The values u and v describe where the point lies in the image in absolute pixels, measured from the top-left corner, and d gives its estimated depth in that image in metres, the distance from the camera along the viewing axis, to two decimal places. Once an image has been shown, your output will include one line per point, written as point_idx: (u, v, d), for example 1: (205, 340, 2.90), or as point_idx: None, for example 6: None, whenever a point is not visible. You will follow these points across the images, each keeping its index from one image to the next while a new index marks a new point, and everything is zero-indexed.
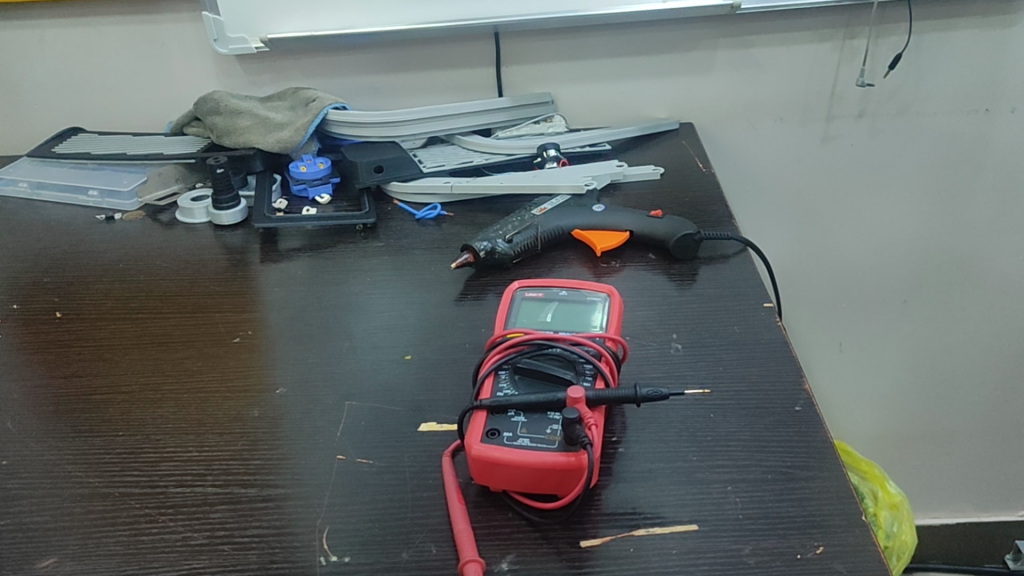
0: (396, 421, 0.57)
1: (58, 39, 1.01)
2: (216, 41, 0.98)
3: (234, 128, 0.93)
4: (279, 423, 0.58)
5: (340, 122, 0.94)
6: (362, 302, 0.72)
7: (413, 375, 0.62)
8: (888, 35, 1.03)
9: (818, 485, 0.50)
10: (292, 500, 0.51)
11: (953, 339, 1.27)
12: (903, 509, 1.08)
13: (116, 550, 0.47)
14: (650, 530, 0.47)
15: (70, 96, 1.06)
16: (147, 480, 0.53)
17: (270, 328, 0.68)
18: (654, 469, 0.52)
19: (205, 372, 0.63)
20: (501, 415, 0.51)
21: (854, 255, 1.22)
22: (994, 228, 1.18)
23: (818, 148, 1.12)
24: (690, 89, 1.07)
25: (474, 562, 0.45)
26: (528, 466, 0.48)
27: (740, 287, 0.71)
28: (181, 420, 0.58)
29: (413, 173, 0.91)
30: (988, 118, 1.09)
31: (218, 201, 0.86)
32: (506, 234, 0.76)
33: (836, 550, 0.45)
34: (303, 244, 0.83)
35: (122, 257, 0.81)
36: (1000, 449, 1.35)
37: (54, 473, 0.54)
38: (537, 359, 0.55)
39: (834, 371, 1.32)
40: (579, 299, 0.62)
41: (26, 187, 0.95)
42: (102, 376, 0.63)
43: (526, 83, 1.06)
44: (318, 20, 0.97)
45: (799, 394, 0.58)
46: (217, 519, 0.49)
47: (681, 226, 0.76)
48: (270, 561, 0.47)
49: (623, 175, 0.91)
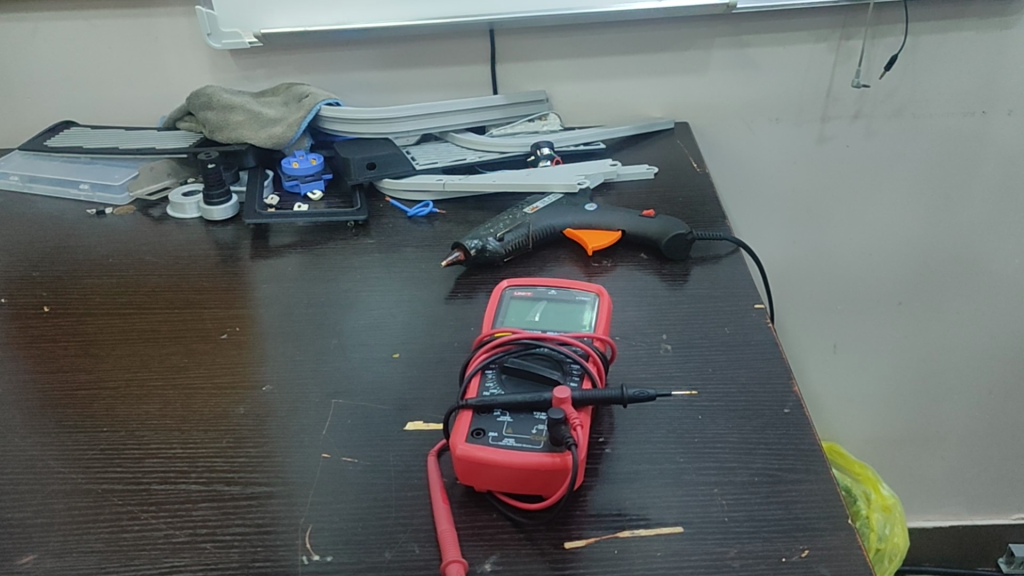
0: (383, 419, 0.57)
1: (51, 32, 1.01)
2: (210, 35, 0.97)
3: (227, 123, 0.92)
4: (265, 421, 0.57)
5: (335, 118, 0.94)
6: (352, 299, 0.72)
7: (400, 373, 0.61)
8: (884, 36, 1.02)
9: (805, 488, 0.50)
10: (276, 498, 0.51)
11: (947, 340, 1.26)
12: (896, 512, 1.08)
13: (98, 547, 0.47)
14: (634, 532, 0.47)
15: (64, 90, 1.05)
16: (131, 476, 0.52)
17: (259, 325, 0.68)
18: (640, 470, 0.51)
19: (192, 367, 0.63)
20: (487, 415, 0.51)
21: (850, 257, 1.22)
22: (989, 230, 1.17)
23: (813, 149, 1.12)
24: (685, 88, 1.07)
25: (457, 562, 0.45)
26: (513, 466, 0.47)
27: (731, 287, 0.71)
28: (167, 418, 0.58)
29: (405, 170, 0.90)
30: (986, 119, 1.09)
31: (209, 196, 0.85)
32: (497, 233, 0.76)
33: (821, 554, 0.45)
34: (294, 240, 0.82)
35: (112, 253, 0.81)
36: (996, 452, 1.35)
37: (37, 468, 0.53)
38: (524, 359, 0.54)
39: (829, 371, 1.32)
40: (567, 299, 0.62)
41: (17, 180, 0.94)
42: (87, 372, 0.62)
43: (520, 80, 1.05)
44: (312, 14, 0.96)
45: (787, 395, 0.57)
46: (200, 517, 0.49)
47: (673, 226, 0.76)
48: (252, 559, 0.46)
49: (616, 173, 0.91)
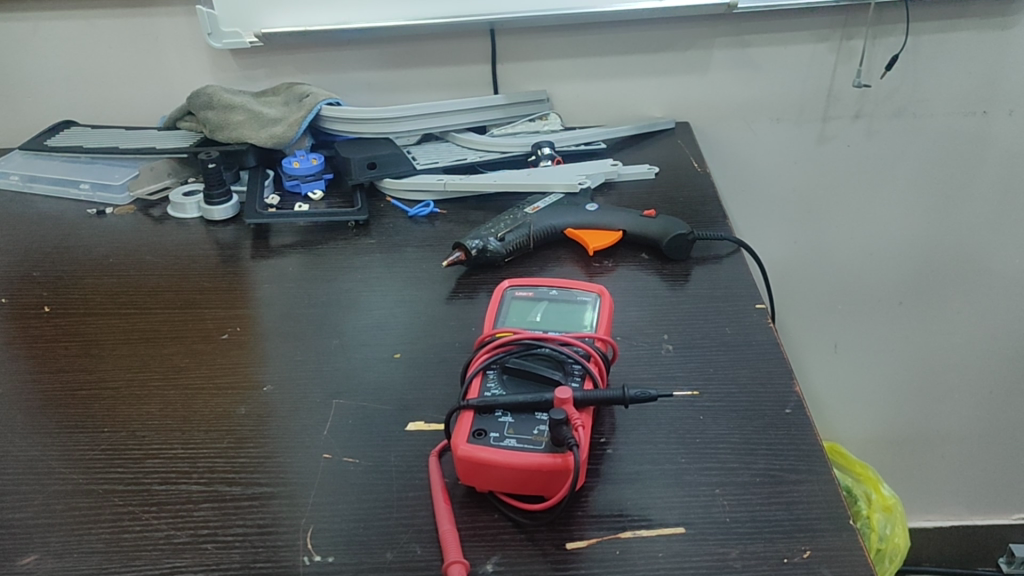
0: (384, 419, 0.57)
1: (52, 32, 1.01)
2: (210, 35, 0.97)
3: (228, 123, 0.92)
4: (266, 421, 0.57)
5: (335, 118, 0.94)
6: (352, 299, 0.72)
7: (401, 374, 0.61)
8: (885, 36, 1.02)
9: (806, 488, 0.50)
10: (277, 499, 0.50)
11: (948, 340, 1.26)
12: (897, 512, 1.08)
13: (99, 547, 0.47)
14: (636, 533, 0.47)
15: (64, 90, 1.05)
16: (132, 477, 0.52)
17: (260, 325, 0.68)
18: (642, 471, 0.51)
19: (192, 368, 0.63)
20: (488, 415, 0.51)
21: (850, 257, 1.22)
22: (990, 229, 1.17)
23: (814, 148, 1.12)
24: (686, 88, 1.07)
25: (459, 563, 0.45)
26: (514, 467, 0.47)
27: (732, 288, 0.71)
28: (167, 418, 0.57)
29: (406, 170, 0.90)
30: (986, 119, 1.09)
31: (210, 196, 0.85)
32: (498, 233, 0.76)
33: (822, 555, 0.45)
34: (295, 240, 0.82)
35: (113, 253, 0.81)
36: (997, 451, 1.35)
37: (38, 469, 0.53)
38: (525, 359, 0.54)
39: (829, 371, 1.32)
40: (568, 299, 0.62)
41: (17, 180, 0.94)
42: (87, 373, 0.62)
43: (521, 80, 1.05)
44: (313, 14, 0.96)
45: (788, 396, 0.57)
46: (201, 517, 0.49)
47: (674, 226, 0.76)
48: (253, 560, 0.46)
49: (617, 173, 0.91)
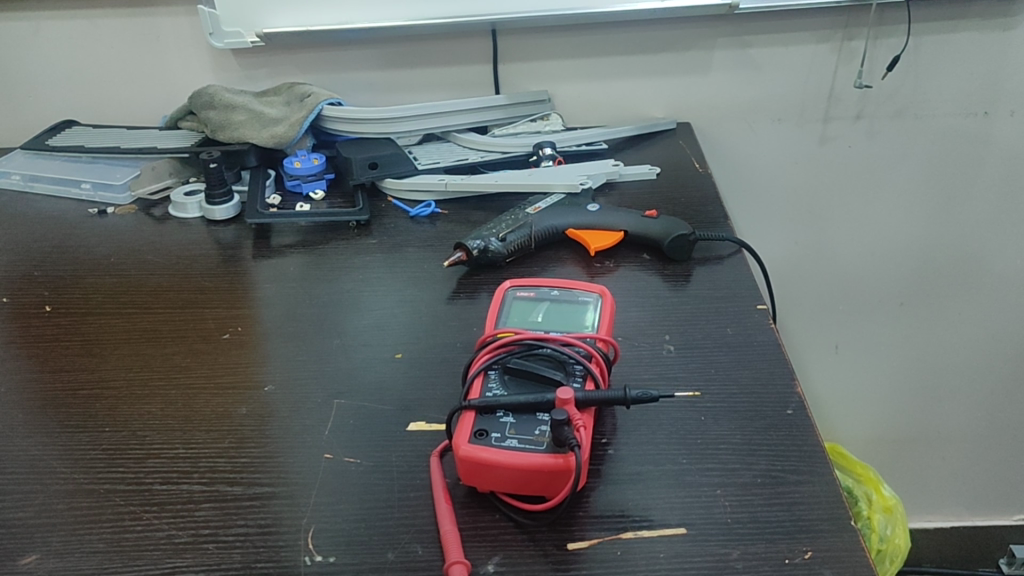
0: (385, 419, 0.57)
1: (53, 31, 1.01)
2: (211, 35, 0.97)
3: (229, 122, 0.92)
4: (267, 421, 0.57)
5: (337, 118, 0.94)
6: (353, 300, 0.72)
7: (403, 374, 0.61)
8: (886, 37, 1.02)
9: (807, 489, 0.49)
10: (278, 499, 0.50)
11: (948, 341, 1.26)
12: (897, 513, 1.07)
13: (100, 547, 0.47)
14: (637, 533, 0.47)
15: (66, 89, 1.05)
16: (133, 476, 0.52)
17: (261, 325, 0.68)
18: (643, 471, 0.51)
19: (194, 368, 0.63)
20: (490, 415, 0.51)
21: (851, 257, 1.22)
22: (992, 230, 1.17)
23: (815, 149, 1.12)
24: (688, 88, 1.07)
25: (460, 563, 0.44)
26: (516, 467, 0.47)
27: (734, 288, 0.71)
28: (169, 418, 0.57)
29: (407, 170, 0.90)
30: (988, 120, 1.09)
31: (211, 196, 0.85)
32: (499, 233, 0.76)
33: (824, 555, 0.45)
34: (296, 240, 0.82)
35: (114, 252, 0.81)
36: (997, 452, 1.35)
37: (39, 468, 0.53)
38: (527, 360, 0.54)
39: (831, 372, 1.32)
40: (570, 299, 0.62)
41: (18, 180, 0.94)
42: (88, 372, 0.62)
43: (522, 80, 1.05)
44: (314, 14, 0.96)
45: (790, 396, 0.57)
46: (202, 517, 0.49)
47: (675, 226, 0.76)
48: (254, 560, 0.46)
49: (618, 174, 0.91)
